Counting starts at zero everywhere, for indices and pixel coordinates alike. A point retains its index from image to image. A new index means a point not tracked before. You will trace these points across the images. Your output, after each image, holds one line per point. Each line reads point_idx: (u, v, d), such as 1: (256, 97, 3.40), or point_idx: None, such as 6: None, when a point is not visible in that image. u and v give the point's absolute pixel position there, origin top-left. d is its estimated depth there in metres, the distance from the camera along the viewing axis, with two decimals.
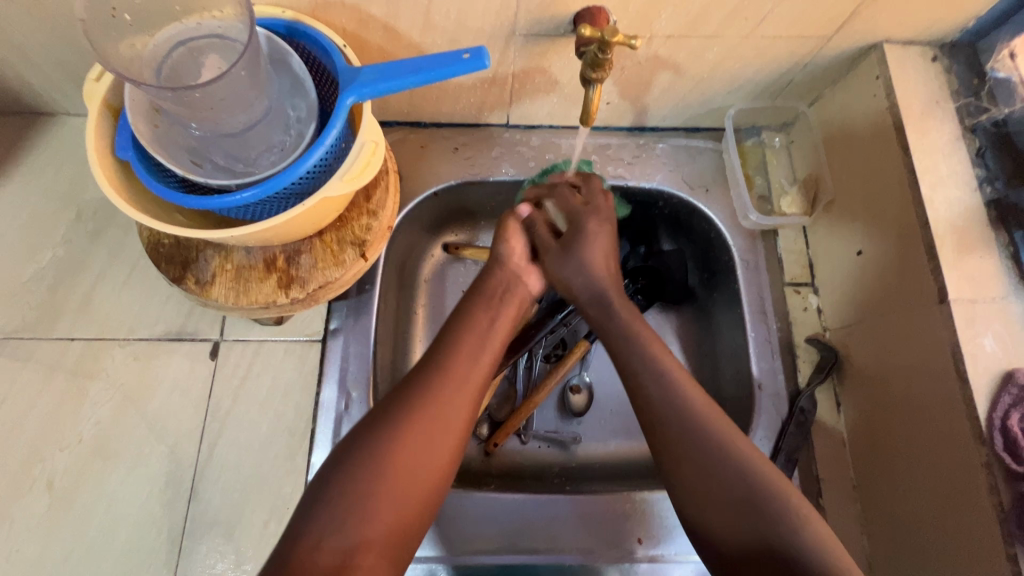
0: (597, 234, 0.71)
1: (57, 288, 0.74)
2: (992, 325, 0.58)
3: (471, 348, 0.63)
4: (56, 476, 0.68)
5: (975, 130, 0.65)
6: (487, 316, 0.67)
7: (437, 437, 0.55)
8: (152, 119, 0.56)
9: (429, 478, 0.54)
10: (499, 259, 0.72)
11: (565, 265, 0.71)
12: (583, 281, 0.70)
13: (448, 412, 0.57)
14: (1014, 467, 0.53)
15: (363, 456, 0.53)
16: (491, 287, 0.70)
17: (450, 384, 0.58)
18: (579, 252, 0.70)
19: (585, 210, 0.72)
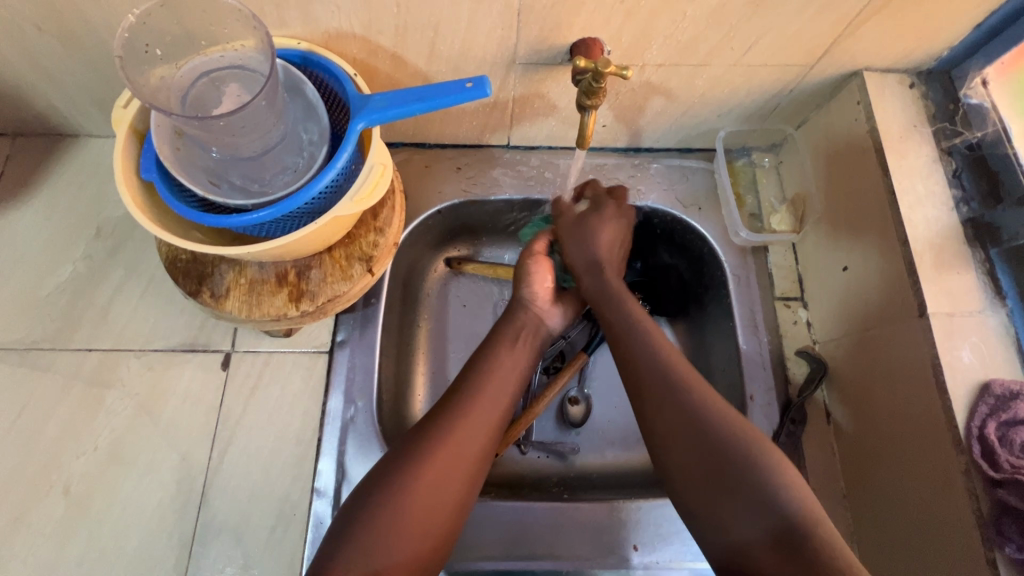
0: (611, 219, 0.76)
1: (76, 301, 0.78)
2: (970, 338, 0.61)
3: (494, 387, 0.63)
4: (73, 481, 0.70)
5: (952, 153, 0.69)
6: (510, 358, 0.67)
7: (456, 478, 0.56)
8: (175, 142, 0.60)
9: (453, 493, 0.56)
10: (523, 301, 0.74)
11: (573, 237, 0.75)
12: (585, 252, 0.74)
13: (468, 450, 0.58)
14: (991, 474, 0.55)
15: (389, 484, 0.54)
16: (515, 326, 0.72)
17: (471, 423, 0.60)
18: (593, 227, 0.75)
19: (605, 200, 0.78)
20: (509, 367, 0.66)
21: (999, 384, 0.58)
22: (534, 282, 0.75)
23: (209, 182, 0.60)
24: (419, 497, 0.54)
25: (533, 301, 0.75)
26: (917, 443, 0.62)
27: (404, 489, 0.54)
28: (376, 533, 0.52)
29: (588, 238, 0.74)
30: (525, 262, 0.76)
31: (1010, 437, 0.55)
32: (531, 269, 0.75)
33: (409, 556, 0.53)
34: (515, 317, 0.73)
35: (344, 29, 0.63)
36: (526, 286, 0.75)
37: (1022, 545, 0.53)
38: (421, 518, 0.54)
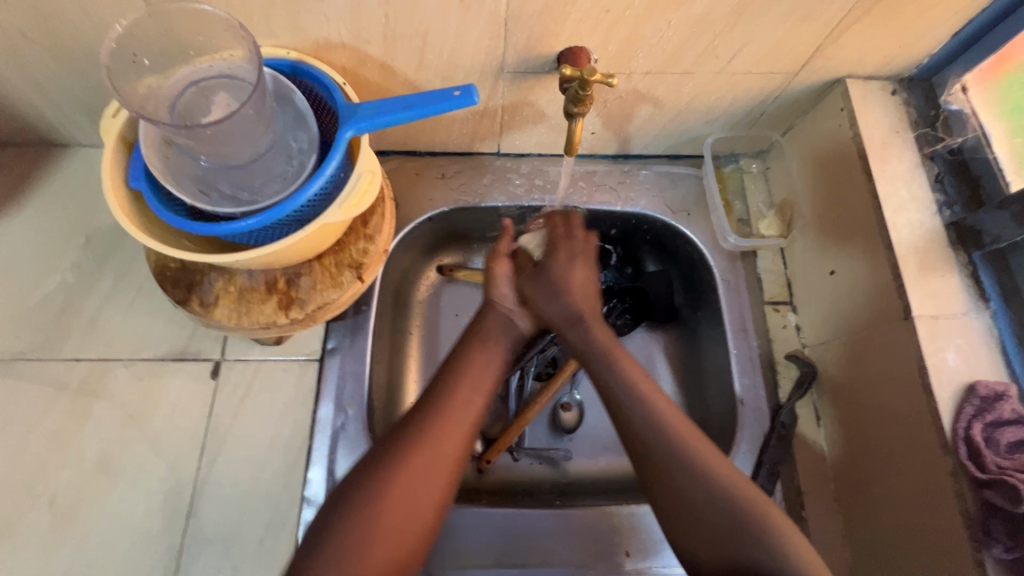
0: (576, 259, 0.73)
1: (65, 310, 0.77)
2: (955, 340, 0.61)
3: (466, 389, 0.63)
4: (59, 493, 0.70)
5: (934, 158, 0.70)
6: (482, 358, 0.67)
7: (427, 483, 0.56)
8: (164, 152, 0.60)
9: (427, 503, 0.56)
10: (490, 305, 0.74)
11: (541, 290, 0.72)
12: (558, 304, 0.71)
13: (439, 454, 0.58)
14: (978, 475, 0.55)
15: (361, 497, 0.54)
16: (483, 329, 0.71)
17: (444, 427, 0.59)
18: (556, 276, 0.72)
19: (564, 239, 0.75)
20: (482, 369, 0.66)
21: (984, 386, 0.58)
22: (503, 284, 0.74)
23: (198, 191, 0.61)
24: (390, 505, 0.54)
25: (502, 304, 0.74)
26: (905, 449, 0.62)
27: (376, 497, 0.54)
28: (348, 544, 0.52)
29: (555, 288, 0.72)
30: (490, 266, 0.75)
31: (996, 438, 0.56)
32: (496, 272, 0.75)
33: (383, 565, 0.52)
34: (483, 317, 0.73)
35: (333, 39, 0.64)
36: (495, 289, 0.74)
37: (1010, 545, 0.53)
38: (393, 526, 0.54)
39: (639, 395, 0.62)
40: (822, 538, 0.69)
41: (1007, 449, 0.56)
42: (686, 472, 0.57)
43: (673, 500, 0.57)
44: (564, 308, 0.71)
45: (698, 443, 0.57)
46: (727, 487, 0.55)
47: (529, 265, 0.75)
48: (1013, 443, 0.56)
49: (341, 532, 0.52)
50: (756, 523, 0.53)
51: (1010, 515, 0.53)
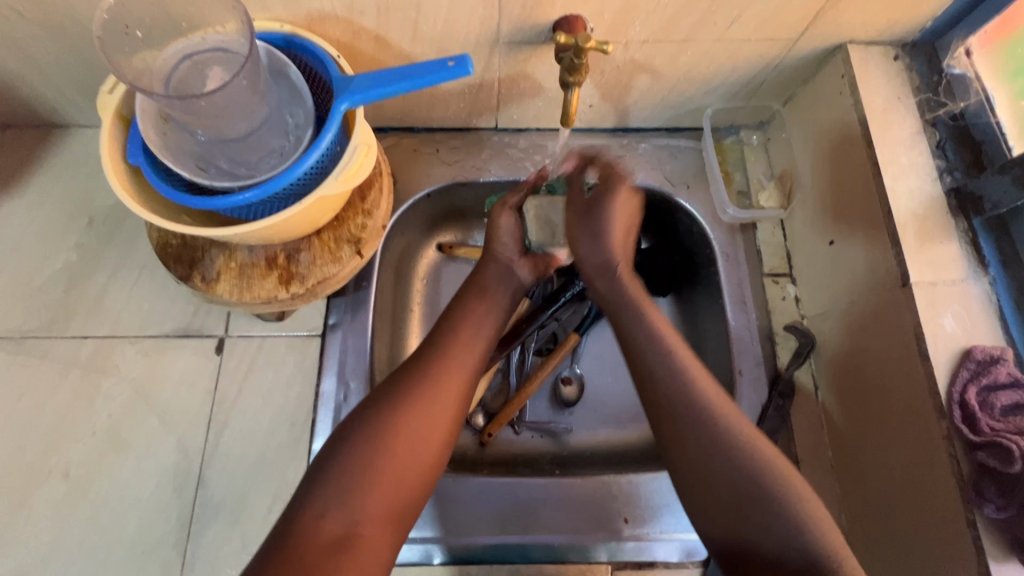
0: (622, 200, 0.73)
1: (70, 289, 0.79)
2: (953, 305, 0.61)
3: (464, 339, 0.64)
4: (71, 466, 0.71)
5: (936, 125, 0.69)
6: (482, 310, 0.68)
7: (425, 424, 0.57)
8: (162, 127, 0.61)
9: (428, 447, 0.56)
10: (493, 255, 0.73)
11: (588, 225, 0.73)
12: (603, 240, 0.72)
13: (441, 397, 0.58)
14: (971, 437, 0.56)
15: (361, 437, 0.55)
16: (483, 280, 0.72)
17: (444, 374, 0.60)
18: (607, 213, 0.72)
19: (618, 175, 0.74)
20: (480, 326, 0.66)
21: (981, 350, 0.58)
22: (506, 237, 0.73)
23: (197, 167, 0.61)
24: (392, 442, 0.55)
25: (504, 255, 0.73)
26: (901, 421, 0.63)
27: (376, 437, 0.54)
28: (348, 485, 0.52)
29: (591, 230, 0.73)
30: (495, 216, 0.73)
31: (991, 401, 0.56)
32: (501, 224, 0.73)
33: (381, 506, 0.53)
34: (484, 267, 0.73)
35: (326, 11, 0.64)
36: (499, 244, 0.73)
37: (1000, 505, 0.53)
38: (395, 465, 0.54)
39: (637, 365, 0.63)
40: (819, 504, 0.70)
41: (1001, 412, 0.56)
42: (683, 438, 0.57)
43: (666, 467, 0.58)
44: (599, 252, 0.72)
45: (696, 410, 0.58)
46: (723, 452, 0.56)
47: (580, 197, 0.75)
48: (1007, 406, 0.57)
49: (340, 472, 0.53)
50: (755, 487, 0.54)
51: (1001, 474, 0.53)
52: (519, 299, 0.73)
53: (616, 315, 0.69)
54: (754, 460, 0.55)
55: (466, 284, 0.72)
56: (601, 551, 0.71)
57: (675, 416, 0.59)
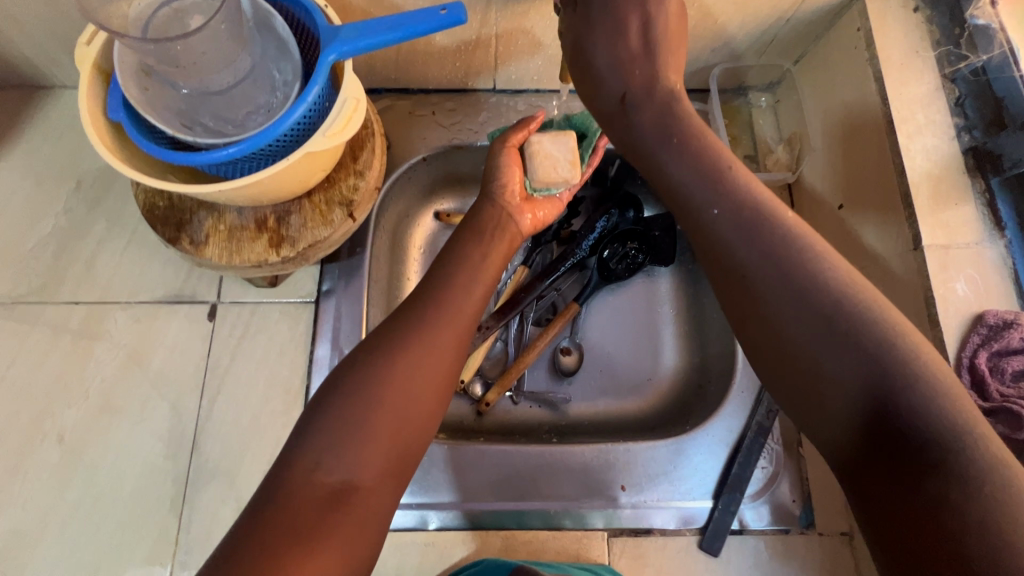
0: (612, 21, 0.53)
1: (60, 255, 0.77)
2: (966, 269, 0.58)
3: (461, 289, 0.60)
4: (66, 430, 0.71)
5: (955, 80, 0.65)
6: (479, 262, 0.64)
7: (419, 373, 0.53)
8: (143, 81, 0.58)
9: (428, 400, 0.53)
10: (490, 194, 0.70)
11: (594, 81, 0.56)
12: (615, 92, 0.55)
13: (441, 346, 0.55)
14: (980, 403, 0.53)
15: (356, 388, 0.51)
16: (482, 222, 0.68)
17: (438, 324, 0.56)
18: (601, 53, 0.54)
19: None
20: (477, 276, 0.63)
21: (993, 314, 0.55)
22: (506, 176, 0.70)
23: (181, 124, 0.59)
24: (386, 393, 0.51)
25: (503, 197, 0.70)
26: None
27: (370, 385, 0.51)
28: (344, 437, 0.48)
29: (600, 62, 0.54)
30: (499, 153, 0.70)
31: (1002, 366, 0.54)
32: (502, 163, 0.70)
33: (381, 462, 0.49)
34: (481, 209, 0.70)
35: None
36: (496, 179, 0.70)
37: None
38: (395, 416, 0.50)
39: None
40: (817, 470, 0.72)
41: (1013, 378, 0.54)
42: None
43: None
44: (616, 85, 0.55)
45: None
46: None
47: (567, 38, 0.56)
48: (1019, 372, 0.54)
49: (334, 425, 0.48)
50: None
51: (1009, 440, 0.52)
52: (517, 244, 0.71)
53: None
54: None
55: (462, 228, 0.68)
56: (597, 518, 0.70)
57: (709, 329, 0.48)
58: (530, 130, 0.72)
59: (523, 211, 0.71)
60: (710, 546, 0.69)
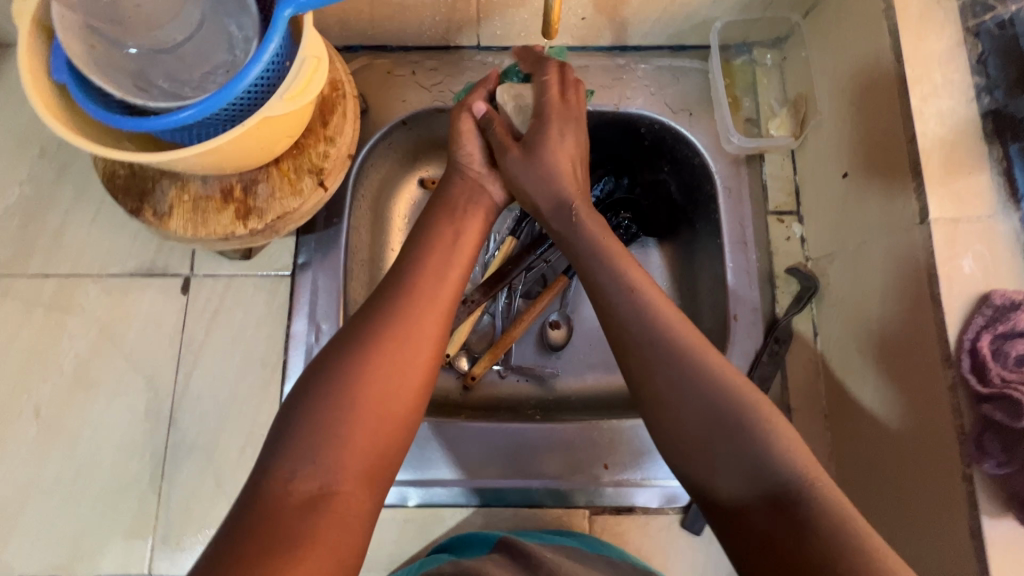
0: (561, 141, 0.64)
1: (28, 225, 0.75)
2: (974, 245, 0.54)
3: (442, 274, 0.58)
4: (42, 405, 0.70)
5: (979, 34, 0.58)
6: (455, 243, 0.61)
7: (399, 364, 0.52)
8: (88, 39, 0.53)
9: (406, 394, 0.52)
10: (456, 166, 0.68)
11: (526, 173, 0.64)
12: (545, 191, 0.64)
13: (422, 340, 0.54)
14: (978, 389, 0.50)
15: (327, 383, 0.50)
16: (455, 198, 0.66)
17: (410, 311, 0.55)
18: (541, 159, 0.63)
19: (547, 116, 0.64)
20: (450, 255, 0.60)
21: (1001, 294, 0.51)
22: (469, 144, 0.67)
23: (134, 86, 0.54)
24: (371, 385, 0.50)
25: (470, 166, 0.68)
26: (906, 371, 0.57)
27: (344, 384, 0.50)
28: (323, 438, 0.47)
29: (533, 179, 0.64)
30: (457, 117, 0.67)
31: (1005, 350, 0.50)
32: (463, 126, 0.67)
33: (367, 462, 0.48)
34: (452, 184, 0.67)
35: None
36: (460, 146, 0.67)
37: (1002, 460, 0.48)
38: (371, 414, 0.50)
39: (602, 304, 0.57)
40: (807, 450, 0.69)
41: (1018, 362, 0.50)
42: (673, 386, 0.50)
43: (660, 415, 0.51)
44: None
45: (692, 352, 0.51)
46: (720, 387, 0.49)
47: (515, 145, 0.65)
48: None
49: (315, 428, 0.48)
50: (740, 443, 0.47)
51: (1010, 429, 0.48)
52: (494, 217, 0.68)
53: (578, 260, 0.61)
54: (746, 401, 0.48)
55: (442, 204, 0.65)
56: (580, 496, 0.69)
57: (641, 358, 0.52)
58: (487, 90, 0.68)
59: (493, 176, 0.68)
60: (692, 524, 0.68)
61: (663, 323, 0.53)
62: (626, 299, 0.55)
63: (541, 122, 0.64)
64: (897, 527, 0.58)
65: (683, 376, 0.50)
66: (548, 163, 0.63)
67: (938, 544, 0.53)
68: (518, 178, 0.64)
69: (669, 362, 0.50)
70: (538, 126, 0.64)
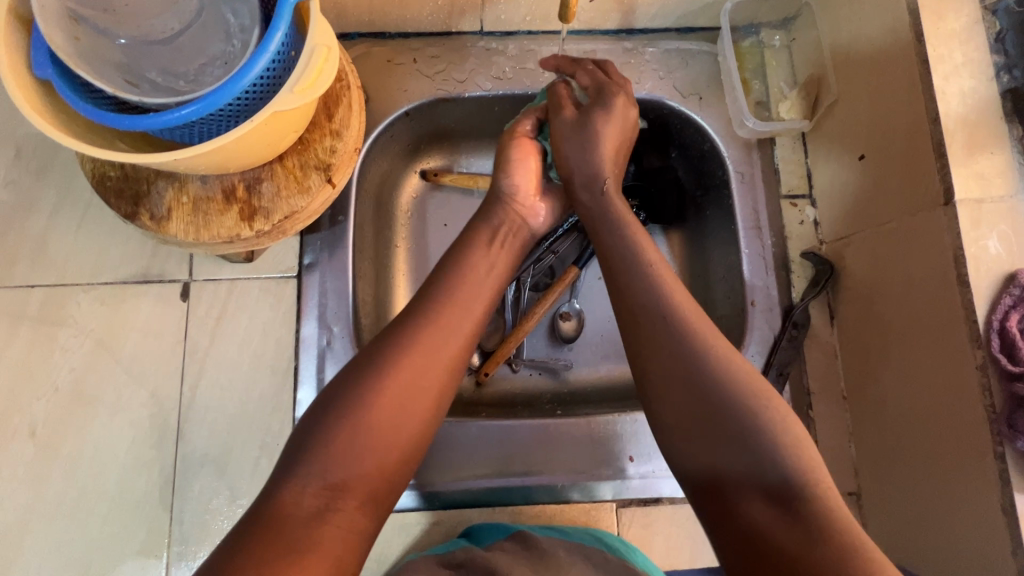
0: (616, 117, 0.64)
1: (7, 233, 0.70)
2: (999, 225, 0.54)
3: (454, 277, 0.57)
4: (38, 424, 0.66)
5: (996, 12, 0.58)
6: (457, 248, 0.60)
7: (423, 368, 0.51)
8: (72, 30, 0.49)
9: (416, 392, 0.50)
10: (501, 195, 0.67)
11: (572, 138, 0.63)
12: (587, 159, 0.63)
13: (433, 341, 0.52)
14: (1010, 368, 0.50)
15: (338, 396, 0.49)
16: (486, 219, 0.65)
17: (428, 314, 0.54)
18: (595, 126, 0.63)
19: (612, 86, 0.65)
20: (468, 252, 0.60)
21: None
22: (518, 171, 0.67)
23: (124, 81, 0.50)
24: (377, 386, 0.49)
25: (515, 196, 0.67)
26: (931, 351, 0.58)
27: (357, 392, 0.49)
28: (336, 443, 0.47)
29: (579, 151, 0.63)
30: (508, 145, 0.67)
31: None
32: (514, 151, 0.67)
33: (372, 466, 0.48)
34: (489, 208, 0.66)
35: None
36: (507, 176, 0.67)
37: None
38: (379, 417, 0.48)
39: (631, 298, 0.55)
40: (828, 433, 0.69)
41: None
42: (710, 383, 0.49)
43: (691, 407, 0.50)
44: None
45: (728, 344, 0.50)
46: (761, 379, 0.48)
47: (568, 109, 0.65)
48: None
49: (327, 443, 0.47)
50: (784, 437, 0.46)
51: None
52: (521, 233, 0.66)
53: (603, 255, 0.59)
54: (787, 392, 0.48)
55: None
56: (606, 489, 0.69)
57: (667, 356, 0.50)
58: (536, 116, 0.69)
59: (536, 205, 0.68)
60: None
61: (696, 316, 0.52)
62: (657, 292, 0.53)
63: (597, 99, 0.65)
64: (926, 506, 0.59)
65: (723, 369, 0.49)
66: (598, 128, 0.63)
67: (969, 522, 0.54)
68: (563, 148, 0.64)
69: (705, 357, 0.49)
70: (600, 99, 0.65)
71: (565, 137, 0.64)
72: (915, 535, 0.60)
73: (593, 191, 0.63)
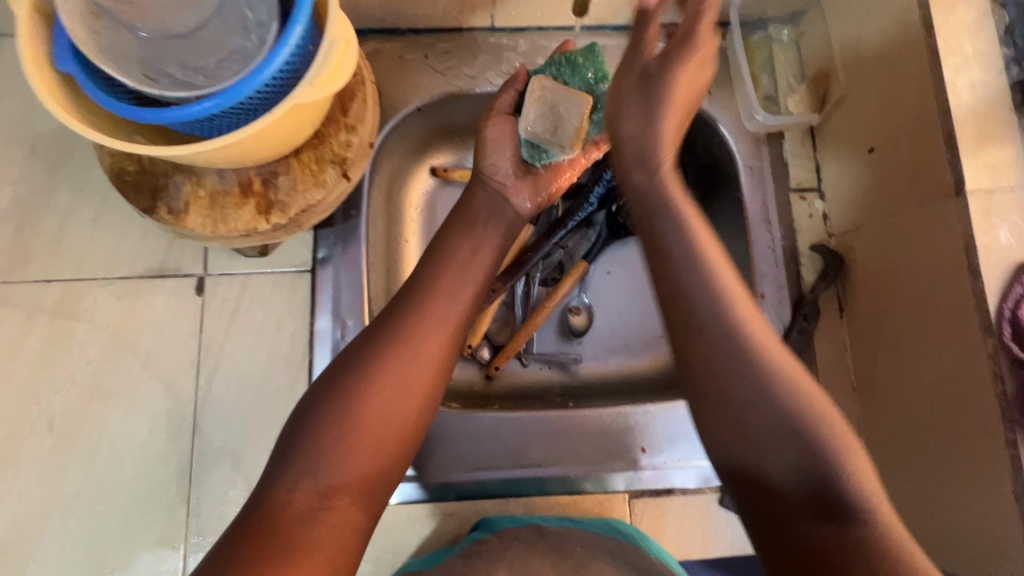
0: (689, 74, 0.54)
1: (24, 227, 0.70)
2: (1011, 216, 0.55)
3: (469, 269, 0.58)
4: (56, 417, 0.67)
5: (1006, 5, 0.58)
6: (469, 243, 0.61)
7: (432, 356, 0.52)
8: (93, 25, 0.50)
9: (425, 379, 0.51)
10: (481, 176, 0.67)
11: (637, 94, 0.55)
12: (647, 124, 0.55)
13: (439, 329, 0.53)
14: (1021, 356, 0.51)
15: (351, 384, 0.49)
16: (473, 210, 0.64)
17: (445, 305, 0.55)
18: (663, 82, 0.54)
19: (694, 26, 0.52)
20: (484, 245, 0.61)
21: None
22: (495, 152, 0.66)
23: (143, 75, 0.51)
24: (396, 374, 0.50)
25: (495, 177, 0.67)
26: (942, 341, 0.58)
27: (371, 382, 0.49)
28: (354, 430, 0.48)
29: (637, 110, 0.55)
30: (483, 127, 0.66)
31: None
32: (489, 136, 0.66)
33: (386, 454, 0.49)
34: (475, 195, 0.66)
35: None
36: (485, 158, 0.67)
37: None
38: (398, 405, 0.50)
39: None
40: None
41: None
42: None
43: None
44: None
45: None
46: None
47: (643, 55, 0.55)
48: None
49: (347, 430, 0.48)
50: None
51: None
52: (514, 226, 0.66)
53: None
54: None
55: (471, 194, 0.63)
56: (618, 480, 0.70)
57: None
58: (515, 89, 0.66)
59: (518, 186, 0.67)
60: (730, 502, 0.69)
61: None
62: None
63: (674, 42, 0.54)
64: (936, 494, 0.60)
65: None
66: (671, 83, 0.54)
67: (981, 509, 0.55)
68: (625, 105, 0.56)
69: None
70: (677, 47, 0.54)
71: (631, 91, 0.55)
72: (925, 523, 0.61)
73: (649, 170, 0.55)
